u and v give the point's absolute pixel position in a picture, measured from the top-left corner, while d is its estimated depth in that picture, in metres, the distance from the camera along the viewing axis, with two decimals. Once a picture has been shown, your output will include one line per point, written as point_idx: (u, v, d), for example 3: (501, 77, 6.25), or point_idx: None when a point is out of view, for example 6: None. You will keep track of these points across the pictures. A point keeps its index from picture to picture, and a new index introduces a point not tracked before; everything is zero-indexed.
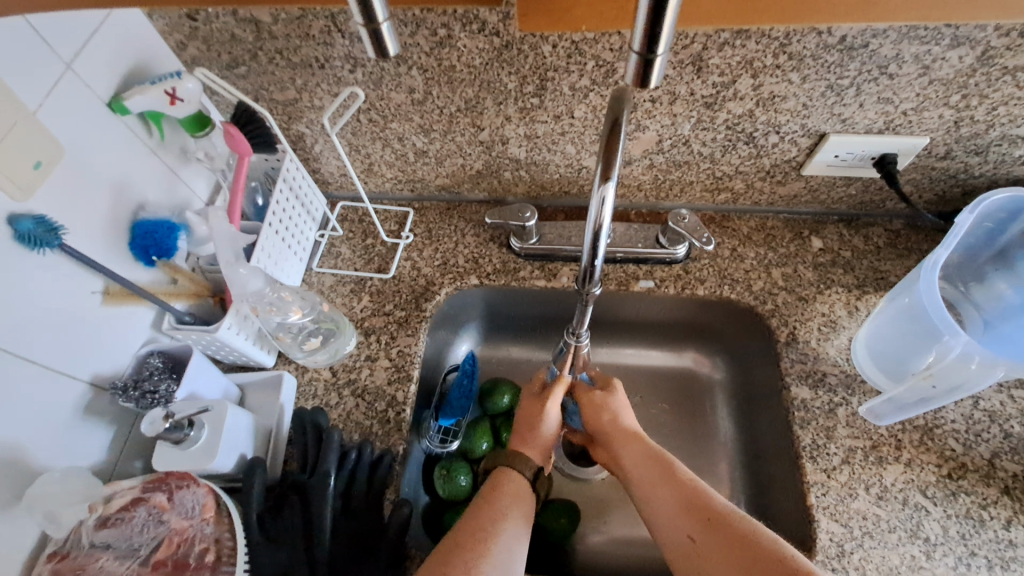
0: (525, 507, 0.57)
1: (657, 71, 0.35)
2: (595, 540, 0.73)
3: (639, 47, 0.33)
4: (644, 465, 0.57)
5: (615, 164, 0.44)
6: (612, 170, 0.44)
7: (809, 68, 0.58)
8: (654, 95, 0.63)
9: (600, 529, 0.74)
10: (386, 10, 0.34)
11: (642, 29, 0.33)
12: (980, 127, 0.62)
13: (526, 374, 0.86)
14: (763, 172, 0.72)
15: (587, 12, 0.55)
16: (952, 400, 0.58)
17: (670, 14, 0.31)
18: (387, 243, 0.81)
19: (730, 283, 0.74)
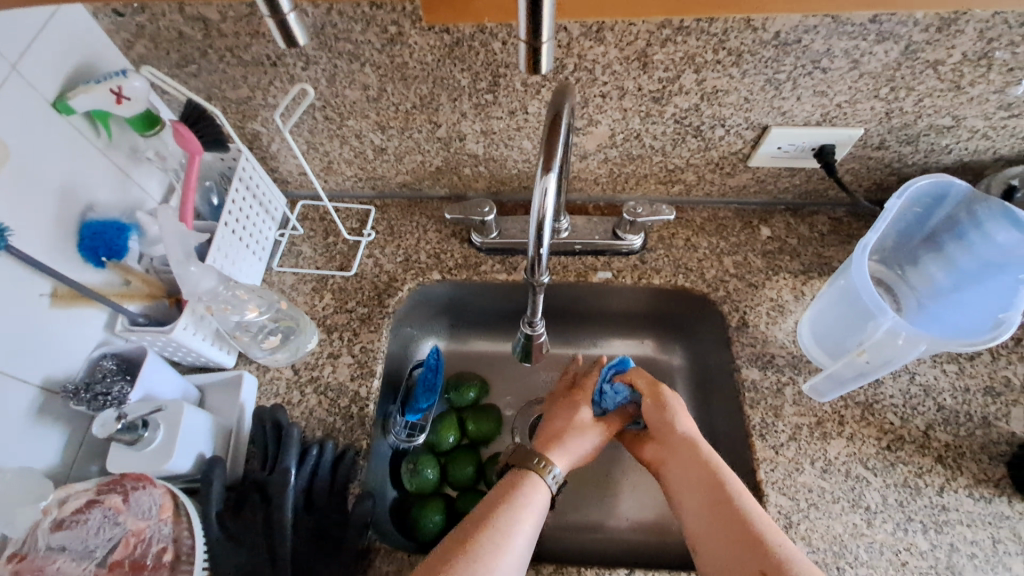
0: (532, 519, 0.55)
1: (546, 58, 0.41)
2: (560, 527, 0.74)
3: (524, 36, 0.39)
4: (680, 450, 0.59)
5: (555, 156, 0.46)
6: (553, 161, 0.47)
7: (748, 63, 0.61)
8: (604, 90, 0.65)
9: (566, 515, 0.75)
10: (291, 3, 0.40)
11: (525, 20, 0.38)
12: (910, 118, 0.66)
13: (493, 368, 0.87)
14: (713, 164, 0.75)
15: (486, 7, 0.56)
16: (887, 371, 0.61)
17: (545, 8, 0.37)
18: (349, 241, 0.81)
19: (685, 272, 0.76)
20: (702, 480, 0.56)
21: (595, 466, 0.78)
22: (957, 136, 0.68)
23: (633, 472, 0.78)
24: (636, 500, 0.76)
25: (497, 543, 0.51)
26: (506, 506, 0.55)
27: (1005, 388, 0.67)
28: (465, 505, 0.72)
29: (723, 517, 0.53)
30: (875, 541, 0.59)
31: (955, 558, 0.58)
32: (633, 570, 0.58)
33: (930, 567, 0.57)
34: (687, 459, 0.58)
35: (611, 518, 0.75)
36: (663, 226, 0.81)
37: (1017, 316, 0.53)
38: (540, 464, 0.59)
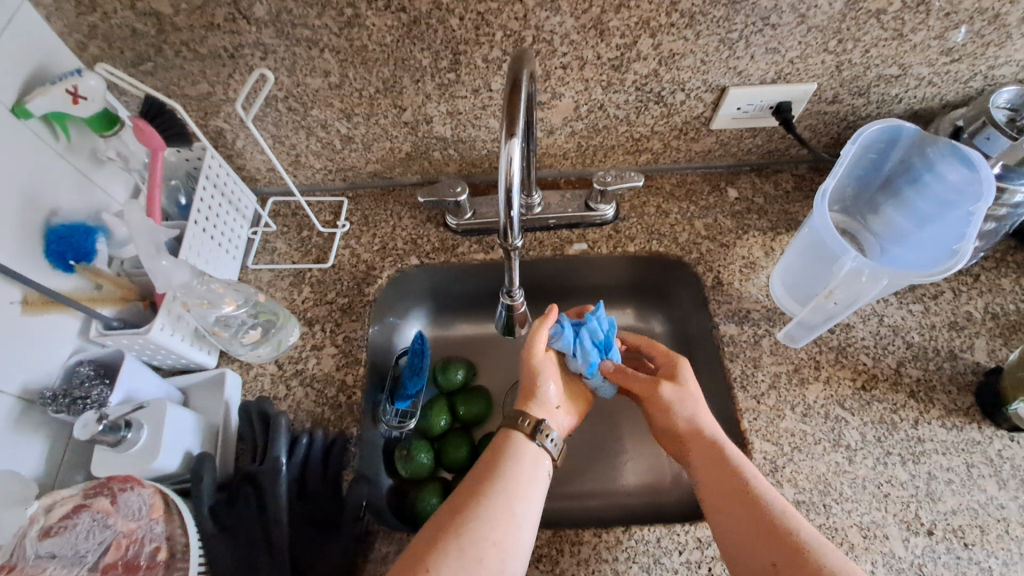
0: (522, 473, 0.54)
1: None
2: (559, 498, 0.75)
3: None
4: (719, 481, 0.55)
5: (517, 118, 0.46)
6: (516, 125, 0.46)
7: (701, 25, 0.62)
8: (564, 62, 0.66)
9: (558, 482, 0.76)
10: None
11: None
12: (859, 69, 0.68)
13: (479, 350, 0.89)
14: (677, 130, 0.77)
15: None
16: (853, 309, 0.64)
17: None
18: (324, 234, 0.81)
19: (658, 237, 0.78)
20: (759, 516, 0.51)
21: (585, 435, 0.80)
22: (905, 85, 0.71)
23: (625, 438, 0.79)
24: (631, 466, 0.77)
25: (484, 500, 0.51)
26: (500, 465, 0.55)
27: (968, 321, 0.70)
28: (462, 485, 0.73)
29: (748, 514, 0.51)
30: (857, 476, 0.61)
31: (933, 485, 0.60)
32: (630, 526, 0.59)
33: (911, 496, 0.60)
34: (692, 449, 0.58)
35: (607, 485, 0.76)
36: (635, 194, 0.82)
37: (968, 245, 0.55)
38: (523, 423, 0.58)
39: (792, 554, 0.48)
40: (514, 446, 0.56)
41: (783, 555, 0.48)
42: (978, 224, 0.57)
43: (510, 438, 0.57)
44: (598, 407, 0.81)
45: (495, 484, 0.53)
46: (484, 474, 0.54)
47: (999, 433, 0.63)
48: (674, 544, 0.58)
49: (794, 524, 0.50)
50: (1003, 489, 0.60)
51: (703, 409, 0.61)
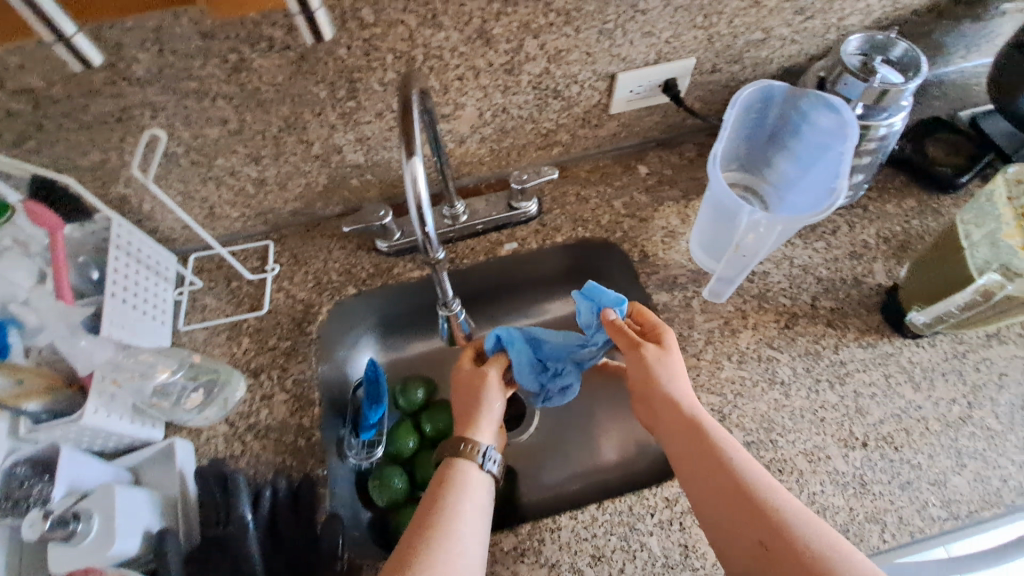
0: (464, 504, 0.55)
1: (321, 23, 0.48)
2: (539, 487, 0.78)
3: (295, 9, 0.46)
4: (703, 461, 0.54)
5: (414, 138, 0.46)
6: (414, 144, 0.47)
7: (578, 20, 0.66)
8: (459, 73, 0.68)
9: (533, 474, 0.79)
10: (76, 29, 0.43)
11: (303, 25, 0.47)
12: (728, 39, 0.74)
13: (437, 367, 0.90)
14: (580, 119, 0.81)
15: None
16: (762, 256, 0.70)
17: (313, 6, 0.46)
18: (254, 280, 0.80)
19: (582, 224, 0.82)
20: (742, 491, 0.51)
21: (550, 424, 0.83)
22: (771, 46, 0.77)
23: (589, 416, 0.83)
24: (600, 442, 0.81)
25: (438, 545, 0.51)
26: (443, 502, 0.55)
27: (866, 249, 0.77)
28: None
29: (733, 494, 0.51)
30: (795, 408, 0.66)
31: (861, 401, 0.66)
32: (602, 502, 0.62)
33: (843, 415, 0.66)
34: (674, 428, 0.58)
35: (581, 465, 0.79)
36: (554, 186, 0.86)
37: (843, 183, 0.61)
38: (465, 448, 0.60)
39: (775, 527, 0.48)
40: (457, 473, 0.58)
41: (768, 532, 0.48)
42: (848, 163, 0.63)
43: (453, 467, 0.58)
44: None
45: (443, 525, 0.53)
46: (429, 516, 0.54)
47: (906, 342, 0.70)
48: (646, 509, 0.61)
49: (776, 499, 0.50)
50: (918, 390, 0.67)
51: (683, 386, 0.61)
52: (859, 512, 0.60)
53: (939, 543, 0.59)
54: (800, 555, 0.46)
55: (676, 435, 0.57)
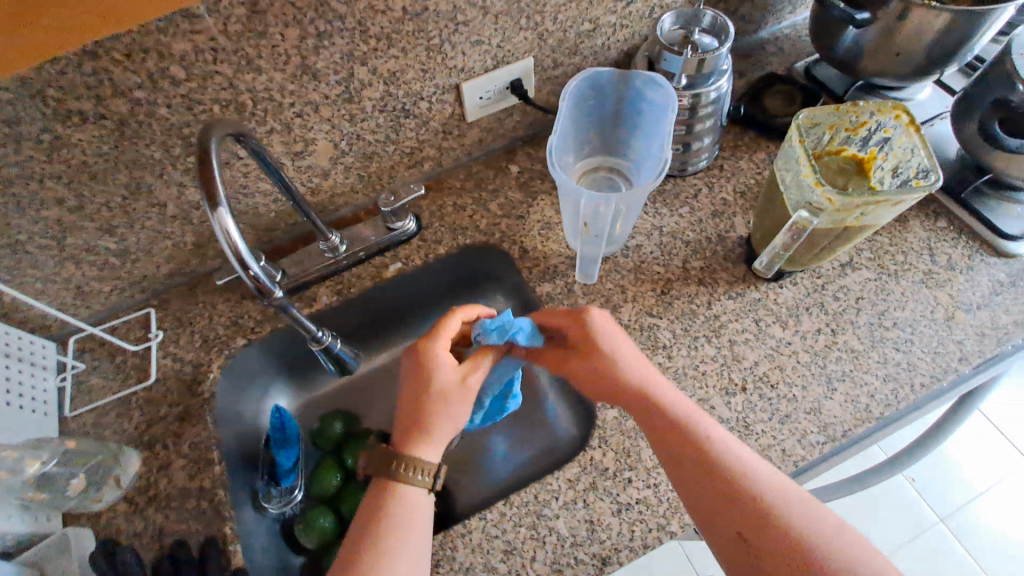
0: (409, 533, 0.55)
1: None
2: (471, 487, 0.79)
3: None
4: (684, 460, 0.55)
5: (214, 189, 0.46)
6: (216, 194, 0.46)
7: (401, 42, 0.67)
8: (297, 111, 0.68)
9: (461, 482, 0.80)
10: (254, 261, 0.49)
11: None
12: (559, 34, 0.77)
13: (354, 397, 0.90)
14: (440, 132, 0.83)
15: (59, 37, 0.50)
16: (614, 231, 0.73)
17: None
18: (140, 351, 0.78)
19: (462, 231, 0.84)
20: (721, 487, 0.52)
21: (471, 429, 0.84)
22: (604, 34, 0.81)
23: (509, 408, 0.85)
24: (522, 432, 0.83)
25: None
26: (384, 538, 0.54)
27: (726, 206, 0.81)
28: None
29: (716, 488, 0.53)
30: (678, 368, 0.70)
31: (736, 349, 0.70)
32: (508, 497, 0.64)
33: (722, 365, 0.69)
34: (653, 425, 0.58)
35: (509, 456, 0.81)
36: (432, 200, 0.87)
37: (666, 155, 0.65)
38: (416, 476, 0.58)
39: (755, 522, 0.50)
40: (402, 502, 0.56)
41: (748, 525, 0.50)
42: (671, 135, 0.67)
43: (398, 496, 0.57)
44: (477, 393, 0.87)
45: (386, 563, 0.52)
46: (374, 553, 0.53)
47: (771, 285, 0.74)
48: (549, 495, 0.63)
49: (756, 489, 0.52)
50: (785, 328, 0.71)
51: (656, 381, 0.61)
52: None
53: (818, 465, 0.64)
54: (782, 543, 0.48)
55: (655, 432, 0.58)
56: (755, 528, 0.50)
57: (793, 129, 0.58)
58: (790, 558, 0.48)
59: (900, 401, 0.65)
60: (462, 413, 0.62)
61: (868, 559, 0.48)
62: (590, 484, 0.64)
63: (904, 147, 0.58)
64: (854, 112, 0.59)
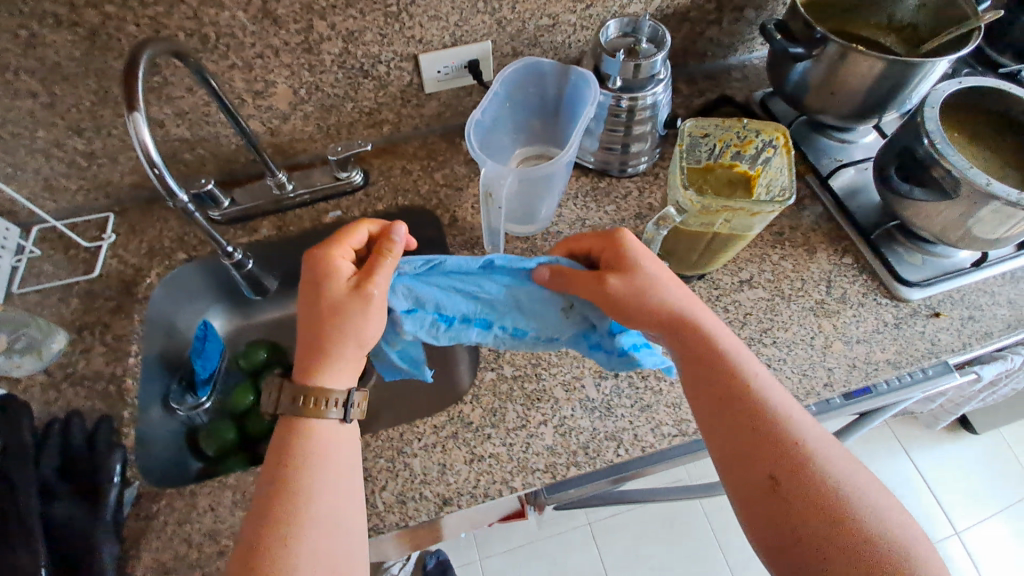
0: (321, 467, 0.54)
1: None
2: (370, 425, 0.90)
3: None
4: (720, 399, 0.56)
5: (133, 94, 0.53)
6: (135, 100, 0.53)
7: (359, 4, 0.73)
8: (258, 51, 0.75)
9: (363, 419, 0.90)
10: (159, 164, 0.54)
11: None
12: (517, 24, 0.83)
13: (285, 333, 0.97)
14: (399, 98, 0.89)
15: None
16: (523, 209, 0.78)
17: None
18: (91, 248, 0.86)
19: (403, 193, 0.89)
20: (755, 432, 0.53)
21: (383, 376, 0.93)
22: (564, 31, 0.86)
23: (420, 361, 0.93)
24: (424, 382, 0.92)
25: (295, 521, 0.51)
26: (296, 474, 0.53)
27: (650, 211, 0.86)
28: None
29: (751, 430, 0.53)
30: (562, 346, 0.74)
31: None
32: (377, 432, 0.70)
33: None
34: (694, 359, 0.58)
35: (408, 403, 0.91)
36: (384, 161, 0.93)
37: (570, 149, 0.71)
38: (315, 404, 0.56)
39: (791, 469, 0.51)
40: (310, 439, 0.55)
41: (781, 468, 0.51)
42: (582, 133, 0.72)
43: (307, 434, 0.55)
44: None
45: (296, 500, 0.52)
46: (282, 490, 0.52)
47: None
48: (415, 435, 0.69)
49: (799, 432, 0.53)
50: None
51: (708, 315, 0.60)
52: (600, 431, 0.69)
53: (666, 456, 0.71)
54: (813, 492, 0.50)
55: (690, 369, 0.58)
56: (792, 471, 0.51)
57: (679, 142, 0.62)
58: (821, 506, 0.49)
59: None
60: (368, 326, 0.59)
61: (894, 513, 0.50)
62: (452, 434, 0.69)
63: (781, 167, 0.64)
64: (737, 128, 0.64)
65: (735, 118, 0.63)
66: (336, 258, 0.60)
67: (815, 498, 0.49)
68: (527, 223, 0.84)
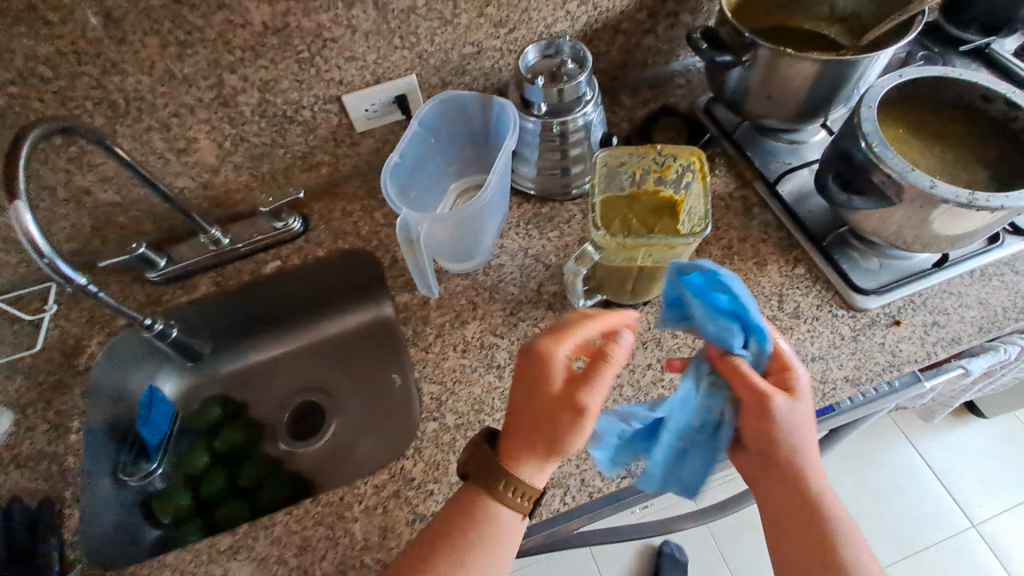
0: (500, 539, 0.54)
1: None
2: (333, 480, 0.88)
3: None
4: (786, 491, 0.57)
5: (14, 183, 0.54)
6: (16, 188, 0.54)
7: (268, 54, 0.71)
8: (172, 111, 0.73)
9: (328, 475, 0.89)
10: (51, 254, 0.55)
11: None
12: (440, 55, 0.80)
13: (245, 389, 0.96)
14: (331, 139, 0.86)
15: None
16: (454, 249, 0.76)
17: None
18: (33, 321, 0.85)
19: (343, 236, 0.87)
20: (809, 534, 0.55)
21: (346, 427, 0.93)
22: (491, 57, 0.83)
23: (376, 402, 0.93)
24: (385, 429, 0.90)
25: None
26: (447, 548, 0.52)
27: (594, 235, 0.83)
28: (221, 512, 0.81)
29: (806, 532, 0.55)
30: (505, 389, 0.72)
31: None
32: (318, 496, 0.68)
33: None
34: (769, 461, 0.57)
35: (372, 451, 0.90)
36: (324, 204, 0.91)
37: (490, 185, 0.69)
38: (509, 495, 0.54)
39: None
40: (491, 517, 0.54)
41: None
42: (503, 166, 0.70)
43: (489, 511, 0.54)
44: (354, 389, 0.95)
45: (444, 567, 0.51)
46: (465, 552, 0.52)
47: None
48: (355, 497, 0.67)
49: (851, 545, 0.54)
50: None
51: (805, 415, 0.57)
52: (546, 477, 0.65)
53: (619, 496, 0.66)
54: None
55: (756, 461, 0.59)
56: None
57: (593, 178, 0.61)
58: None
59: None
60: (573, 437, 0.54)
61: None
62: (393, 492, 0.67)
63: (700, 190, 0.62)
64: (652, 156, 0.63)
65: (649, 145, 0.63)
66: (558, 359, 0.55)
67: (821, 541, 0.54)
68: (464, 261, 0.81)
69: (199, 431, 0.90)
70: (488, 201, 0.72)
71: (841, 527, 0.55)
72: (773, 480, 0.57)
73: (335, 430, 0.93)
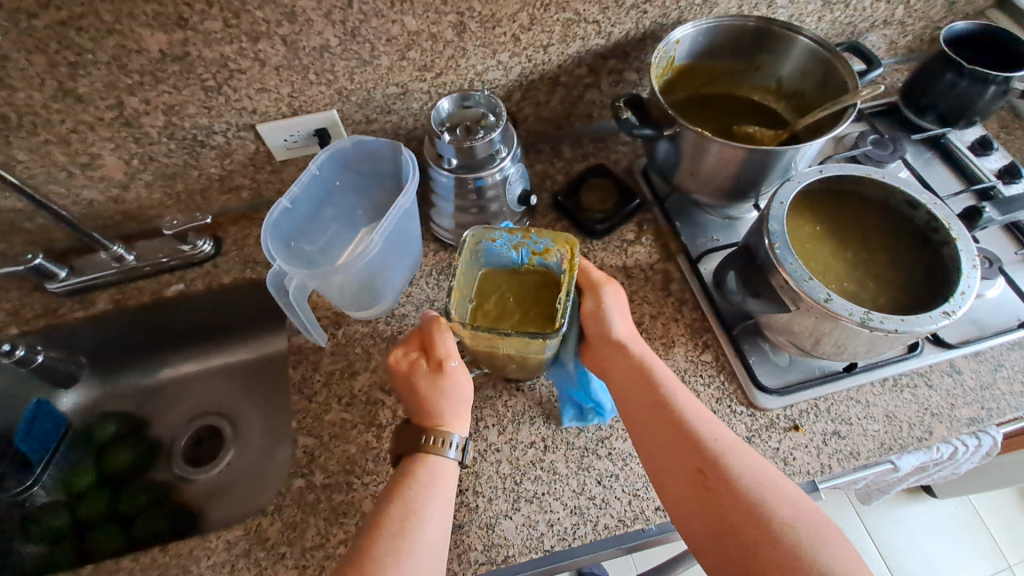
0: (443, 487, 0.58)
1: None
2: (218, 514, 0.84)
3: None
4: (645, 401, 0.61)
5: None
6: None
7: (170, 80, 0.68)
8: (70, 127, 0.71)
9: (216, 505, 0.85)
10: None
11: None
12: (361, 94, 0.77)
13: (149, 405, 0.93)
14: (249, 165, 0.83)
15: None
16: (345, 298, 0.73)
17: None
18: None
19: (252, 266, 0.85)
20: (678, 434, 0.58)
21: (241, 459, 0.89)
22: (418, 99, 0.80)
23: (270, 433, 0.90)
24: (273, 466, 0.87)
25: (395, 547, 0.52)
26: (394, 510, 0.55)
27: None
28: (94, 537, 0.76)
29: (674, 432, 0.58)
30: (380, 451, 0.69)
31: None
32: (169, 545, 0.65)
33: None
34: (624, 373, 0.63)
35: (258, 488, 0.85)
36: (241, 229, 0.88)
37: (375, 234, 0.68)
38: (430, 443, 0.59)
39: (711, 465, 0.55)
40: (426, 469, 0.58)
41: (705, 465, 0.55)
42: (391, 216, 0.69)
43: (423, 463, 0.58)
44: (251, 421, 0.92)
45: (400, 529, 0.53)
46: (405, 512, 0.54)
47: (508, 386, 0.72)
48: (204, 551, 0.64)
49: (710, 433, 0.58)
50: (501, 434, 0.69)
51: (627, 325, 0.66)
52: None
53: None
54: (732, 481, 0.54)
55: (615, 381, 0.64)
56: (712, 474, 0.55)
57: (463, 254, 0.61)
58: (744, 507, 0.52)
59: (575, 538, 0.62)
60: (462, 388, 0.62)
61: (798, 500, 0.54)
62: (244, 551, 0.64)
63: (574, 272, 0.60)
64: (528, 239, 0.62)
65: (522, 228, 0.62)
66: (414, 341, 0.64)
67: (699, 451, 0.56)
68: (368, 308, 0.77)
69: (91, 446, 0.86)
70: (376, 252, 0.70)
71: (710, 432, 0.58)
72: (631, 392, 0.62)
73: (230, 459, 0.89)
